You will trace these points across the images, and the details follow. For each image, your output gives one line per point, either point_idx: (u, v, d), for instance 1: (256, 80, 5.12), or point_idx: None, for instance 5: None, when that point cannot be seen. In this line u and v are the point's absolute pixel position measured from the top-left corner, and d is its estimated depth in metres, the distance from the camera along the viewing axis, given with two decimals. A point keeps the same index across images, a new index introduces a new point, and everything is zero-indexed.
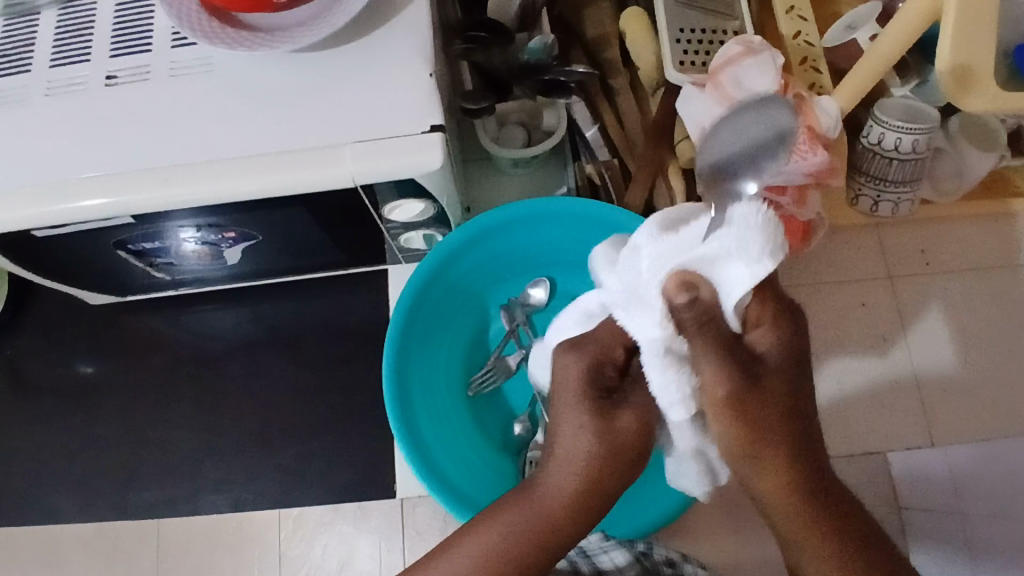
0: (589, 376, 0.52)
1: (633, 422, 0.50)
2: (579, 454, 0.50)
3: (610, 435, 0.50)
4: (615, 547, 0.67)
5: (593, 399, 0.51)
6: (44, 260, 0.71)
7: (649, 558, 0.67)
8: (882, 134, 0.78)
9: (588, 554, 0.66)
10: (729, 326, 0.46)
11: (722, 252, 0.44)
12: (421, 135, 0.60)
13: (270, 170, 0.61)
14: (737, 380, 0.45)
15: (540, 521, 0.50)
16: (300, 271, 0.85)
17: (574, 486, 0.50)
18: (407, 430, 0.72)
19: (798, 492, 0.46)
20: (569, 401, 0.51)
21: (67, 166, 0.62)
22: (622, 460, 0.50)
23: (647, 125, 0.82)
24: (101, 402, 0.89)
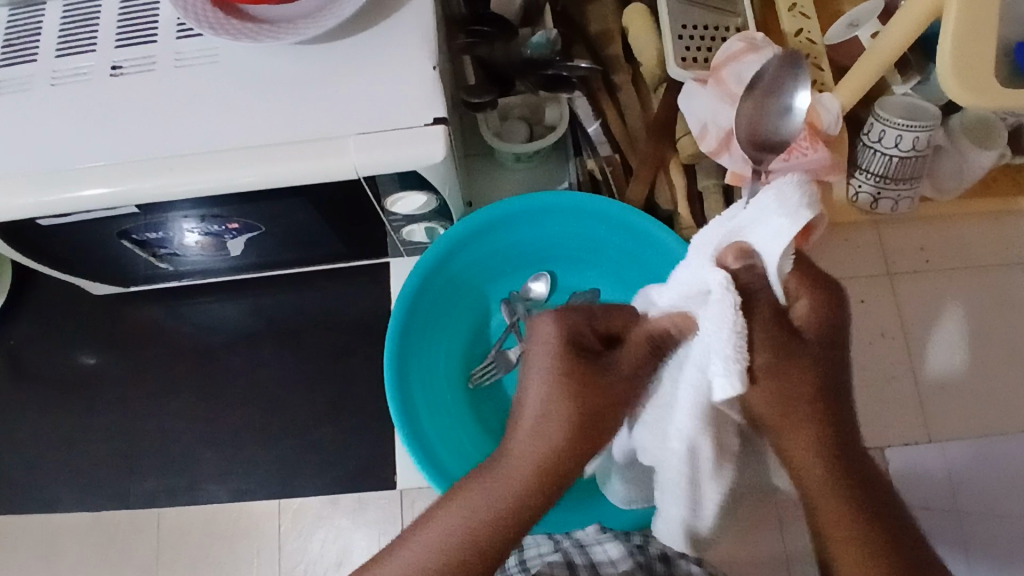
0: (567, 341, 0.49)
1: (600, 390, 0.48)
2: (542, 434, 0.48)
3: (571, 417, 0.48)
4: (610, 539, 0.68)
5: (567, 367, 0.48)
6: (48, 248, 0.71)
7: (644, 553, 0.67)
8: (883, 131, 0.78)
9: (583, 545, 0.68)
10: (776, 297, 0.45)
11: (760, 217, 0.44)
12: (424, 128, 0.61)
13: (274, 161, 0.61)
14: (783, 333, 0.45)
15: (501, 502, 0.48)
16: (302, 263, 0.85)
17: (534, 467, 0.48)
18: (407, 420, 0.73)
19: (832, 470, 0.46)
20: (541, 372, 0.49)
21: (71, 155, 0.62)
22: (591, 446, 0.48)
23: (648, 121, 0.84)
24: (102, 392, 0.90)
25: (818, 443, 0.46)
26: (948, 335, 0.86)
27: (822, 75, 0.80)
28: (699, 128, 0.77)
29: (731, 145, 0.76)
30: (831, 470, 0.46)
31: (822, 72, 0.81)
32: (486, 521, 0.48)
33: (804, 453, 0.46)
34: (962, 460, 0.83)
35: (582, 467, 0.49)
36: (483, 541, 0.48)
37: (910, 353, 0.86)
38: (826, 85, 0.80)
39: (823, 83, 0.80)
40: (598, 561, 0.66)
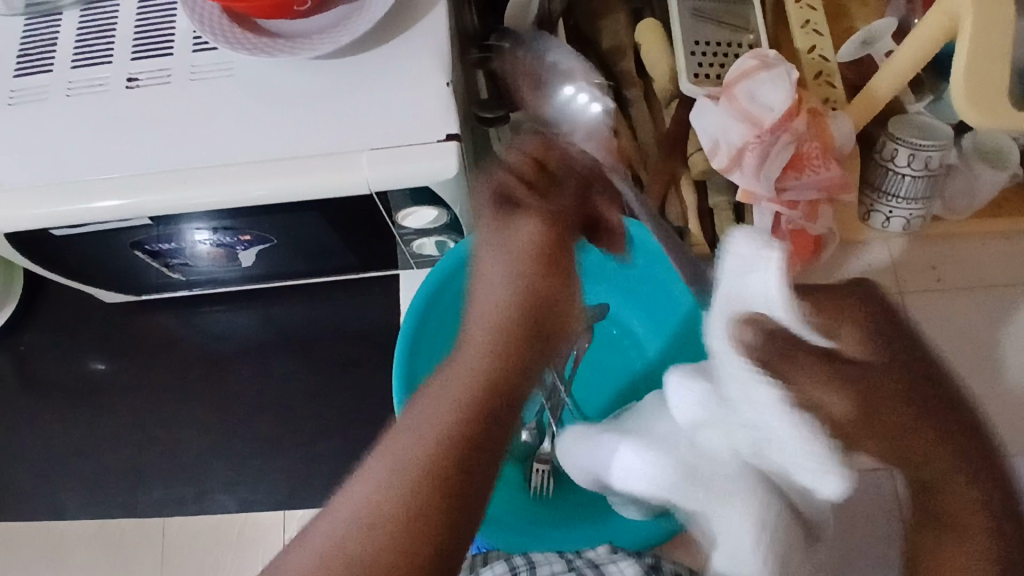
0: (492, 186, 0.56)
1: (532, 229, 0.52)
2: (495, 291, 0.50)
3: (514, 250, 0.51)
4: (624, 558, 0.69)
5: (494, 212, 0.54)
6: (61, 258, 0.71)
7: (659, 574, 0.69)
8: (896, 150, 0.78)
9: (597, 565, 0.69)
10: (816, 345, 0.47)
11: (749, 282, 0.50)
12: (437, 144, 0.61)
13: (288, 174, 0.61)
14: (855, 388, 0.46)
15: (463, 379, 0.46)
16: (312, 274, 0.85)
17: (489, 344, 0.48)
18: None
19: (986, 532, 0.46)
20: (489, 228, 0.53)
21: (87, 166, 0.63)
22: (541, 280, 0.50)
23: (659, 136, 0.84)
24: (111, 400, 0.90)
25: (959, 481, 0.46)
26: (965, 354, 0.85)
27: (835, 93, 0.80)
28: (711, 144, 0.77)
29: (742, 162, 0.75)
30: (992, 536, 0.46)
31: (835, 89, 0.80)
32: (456, 417, 0.44)
33: (957, 496, 0.46)
34: None
35: (541, 308, 0.49)
36: (452, 445, 0.43)
37: None
38: (840, 103, 0.79)
39: (836, 101, 0.80)
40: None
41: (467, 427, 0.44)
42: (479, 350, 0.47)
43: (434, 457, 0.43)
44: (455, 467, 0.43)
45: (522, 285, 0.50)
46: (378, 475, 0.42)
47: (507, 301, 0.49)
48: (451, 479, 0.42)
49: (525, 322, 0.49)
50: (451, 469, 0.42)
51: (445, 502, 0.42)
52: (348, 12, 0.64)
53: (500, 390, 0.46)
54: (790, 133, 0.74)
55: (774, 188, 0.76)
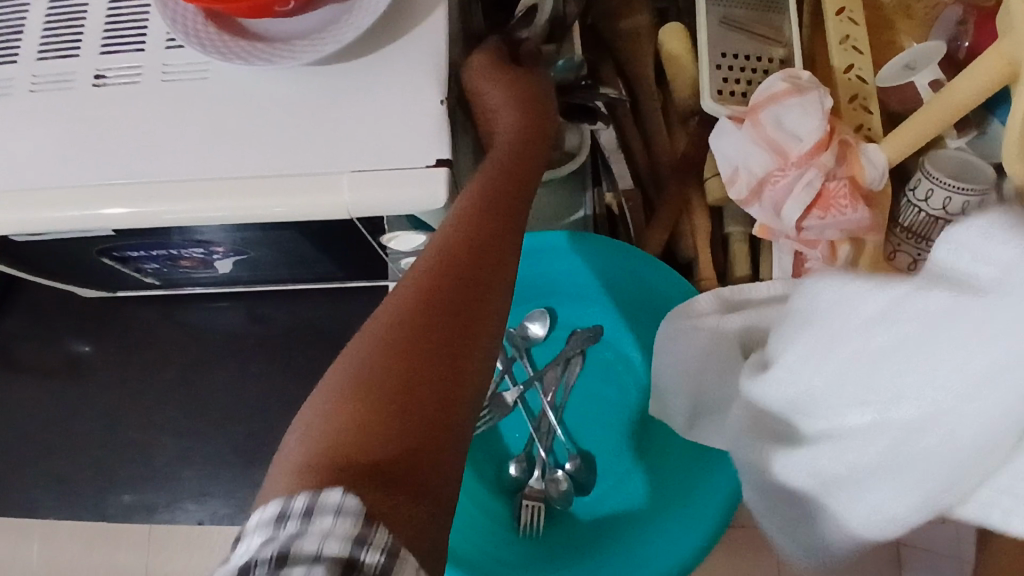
0: (497, 53, 0.63)
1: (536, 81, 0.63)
2: (508, 121, 0.60)
3: (527, 94, 0.62)
4: None
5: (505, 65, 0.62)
6: (25, 260, 0.67)
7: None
8: (931, 190, 0.72)
9: None
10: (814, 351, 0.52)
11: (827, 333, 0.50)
12: (425, 170, 0.55)
13: (261, 195, 0.56)
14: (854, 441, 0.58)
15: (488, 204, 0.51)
16: (296, 281, 0.81)
17: (449, 239, 0.47)
18: None
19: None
20: (496, 77, 0.60)
21: (48, 172, 0.58)
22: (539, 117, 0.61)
23: (674, 156, 0.78)
24: (89, 395, 0.88)
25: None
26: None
27: (870, 120, 0.73)
28: (730, 172, 0.71)
29: (763, 194, 0.70)
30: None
31: (871, 116, 0.74)
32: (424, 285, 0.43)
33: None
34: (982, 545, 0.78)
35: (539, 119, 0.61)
36: (432, 336, 0.40)
37: None
38: (875, 133, 0.73)
39: (871, 130, 0.73)
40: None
41: (434, 312, 0.42)
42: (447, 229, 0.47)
43: (382, 353, 0.39)
44: (413, 358, 0.39)
45: (517, 120, 0.60)
46: (345, 366, 0.40)
47: (511, 113, 0.60)
48: (425, 374, 0.39)
49: (492, 206, 0.50)
50: (431, 368, 0.39)
51: (419, 401, 0.38)
52: (336, 15, 0.57)
53: (476, 297, 0.44)
54: (817, 168, 0.67)
55: (793, 226, 0.70)
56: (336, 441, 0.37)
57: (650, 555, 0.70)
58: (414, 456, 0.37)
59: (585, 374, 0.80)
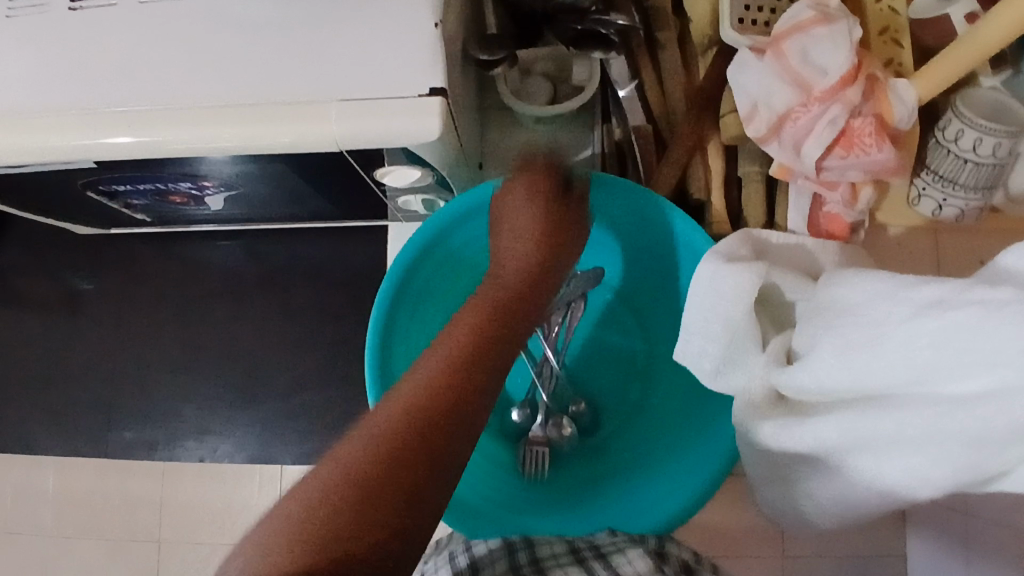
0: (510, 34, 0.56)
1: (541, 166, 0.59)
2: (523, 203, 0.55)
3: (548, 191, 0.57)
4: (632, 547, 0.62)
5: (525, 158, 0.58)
6: (12, 195, 0.65)
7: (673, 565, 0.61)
8: (961, 130, 0.67)
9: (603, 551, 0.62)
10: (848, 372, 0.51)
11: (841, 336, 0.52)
12: (419, 99, 0.52)
13: (246, 126, 0.53)
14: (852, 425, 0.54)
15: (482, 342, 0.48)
16: (293, 220, 0.79)
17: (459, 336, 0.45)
18: None
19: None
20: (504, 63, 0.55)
21: (26, 101, 0.55)
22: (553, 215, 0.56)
23: (690, 90, 0.73)
24: (88, 332, 0.88)
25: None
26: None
27: (901, 54, 0.68)
28: (748, 108, 0.67)
29: (782, 132, 0.66)
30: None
31: (902, 49, 0.68)
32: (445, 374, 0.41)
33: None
34: None
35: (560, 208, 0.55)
36: (440, 408, 0.40)
37: None
38: (905, 68, 0.68)
39: (901, 64, 0.68)
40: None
41: (459, 381, 0.41)
42: (468, 327, 0.45)
43: (397, 427, 0.38)
44: (445, 415, 0.39)
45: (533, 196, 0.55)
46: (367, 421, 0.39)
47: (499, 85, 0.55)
48: (441, 413, 0.39)
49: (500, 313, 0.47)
50: (452, 422, 0.39)
51: (437, 430, 0.39)
52: None
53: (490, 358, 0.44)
54: (842, 104, 0.62)
55: (814, 167, 0.65)
56: (333, 527, 0.34)
57: (659, 497, 0.69)
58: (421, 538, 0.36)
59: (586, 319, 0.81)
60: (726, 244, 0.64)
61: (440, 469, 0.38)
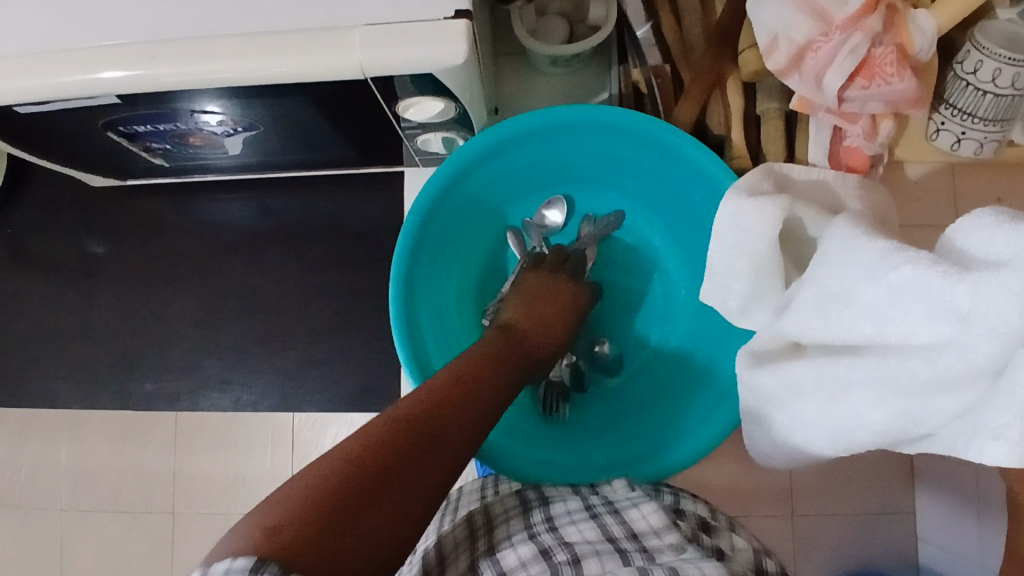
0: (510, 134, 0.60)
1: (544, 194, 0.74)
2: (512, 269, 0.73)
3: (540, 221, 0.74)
4: (647, 502, 0.62)
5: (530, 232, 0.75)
6: (28, 137, 0.65)
7: (684, 521, 0.63)
8: (980, 62, 0.66)
9: (617, 508, 0.63)
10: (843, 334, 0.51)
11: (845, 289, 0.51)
12: (443, 23, 0.51)
13: (270, 52, 0.52)
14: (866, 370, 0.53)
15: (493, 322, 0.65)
16: (309, 166, 0.79)
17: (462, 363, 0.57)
18: (419, 367, 0.68)
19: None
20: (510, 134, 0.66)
21: (40, 30, 0.54)
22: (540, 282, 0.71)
23: (709, 27, 0.72)
24: (106, 287, 0.89)
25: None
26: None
27: None
28: (768, 41, 0.65)
29: (803, 64, 0.65)
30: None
31: None
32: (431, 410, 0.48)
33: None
34: None
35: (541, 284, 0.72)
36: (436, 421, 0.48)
37: None
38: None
39: None
40: (639, 532, 0.59)
41: (447, 424, 0.48)
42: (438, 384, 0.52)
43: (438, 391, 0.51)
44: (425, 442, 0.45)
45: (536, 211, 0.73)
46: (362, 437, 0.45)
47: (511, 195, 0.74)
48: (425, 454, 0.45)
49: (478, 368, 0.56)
50: (426, 456, 0.45)
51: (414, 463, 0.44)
52: None
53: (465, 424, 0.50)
54: (863, 32, 0.62)
55: (835, 99, 0.65)
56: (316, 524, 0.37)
57: (700, 424, 0.69)
58: (397, 489, 0.42)
59: (609, 267, 0.81)
60: (748, 179, 0.62)
61: (418, 479, 0.43)
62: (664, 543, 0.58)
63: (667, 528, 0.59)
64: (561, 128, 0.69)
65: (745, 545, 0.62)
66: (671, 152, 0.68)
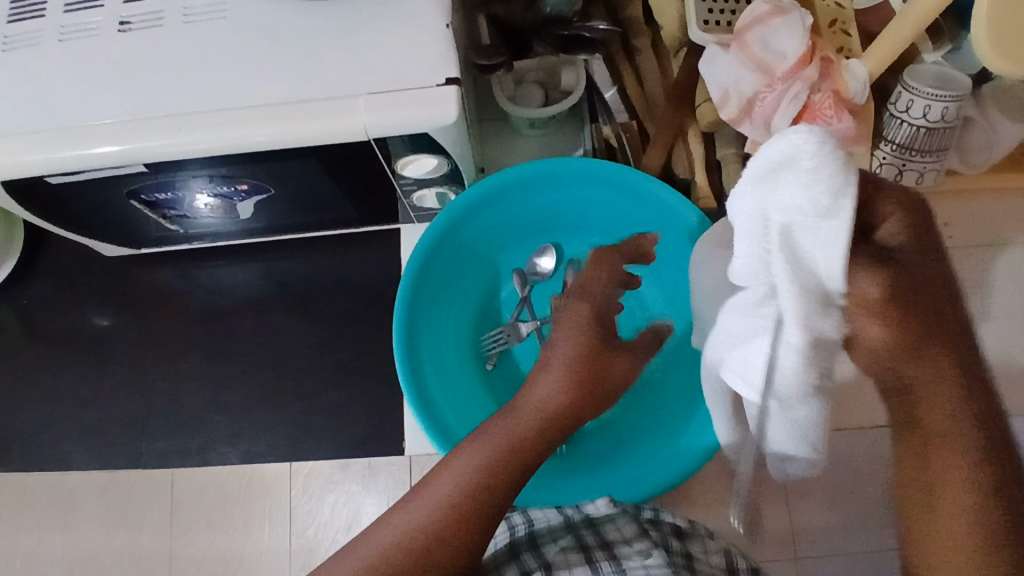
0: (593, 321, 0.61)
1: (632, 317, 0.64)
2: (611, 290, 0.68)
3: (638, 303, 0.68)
4: (621, 516, 0.69)
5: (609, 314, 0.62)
6: (54, 207, 0.71)
7: (657, 529, 0.68)
8: (911, 101, 0.76)
9: (594, 522, 0.69)
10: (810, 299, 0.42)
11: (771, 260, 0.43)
12: (436, 88, 0.59)
13: (283, 120, 0.60)
14: (897, 278, 0.42)
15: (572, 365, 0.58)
16: (313, 227, 0.85)
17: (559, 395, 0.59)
18: (422, 403, 0.73)
19: (958, 383, 0.43)
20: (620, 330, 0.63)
21: (80, 111, 0.61)
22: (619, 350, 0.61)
23: (668, 86, 0.80)
24: (115, 354, 0.93)
25: (962, 474, 0.43)
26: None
27: (850, 42, 0.77)
28: (720, 94, 0.74)
29: (752, 112, 0.73)
30: (919, 359, 0.43)
31: (851, 38, 0.77)
32: (510, 455, 0.54)
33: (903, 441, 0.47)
34: None
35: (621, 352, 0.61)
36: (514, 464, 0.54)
37: None
38: (855, 52, 0.77)
39: (851, 50, 0.77)
40: (612, 541, 0.66)
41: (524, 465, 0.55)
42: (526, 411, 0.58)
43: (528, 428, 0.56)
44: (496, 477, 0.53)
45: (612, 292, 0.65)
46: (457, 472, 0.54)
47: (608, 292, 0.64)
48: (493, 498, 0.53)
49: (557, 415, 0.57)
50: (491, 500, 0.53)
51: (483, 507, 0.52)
52: None
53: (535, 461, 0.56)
54: (802, 82, 0.71)
55: None
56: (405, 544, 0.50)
57: (682, 449, 0.77)
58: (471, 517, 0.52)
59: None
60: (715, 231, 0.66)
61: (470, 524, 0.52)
62: (633, 549, 0.64)
63: (637, 537, 0.66)
64: (544, 178, 0.77)
65: (716, 548, 0.68)
66: (645, 195, 0.76)
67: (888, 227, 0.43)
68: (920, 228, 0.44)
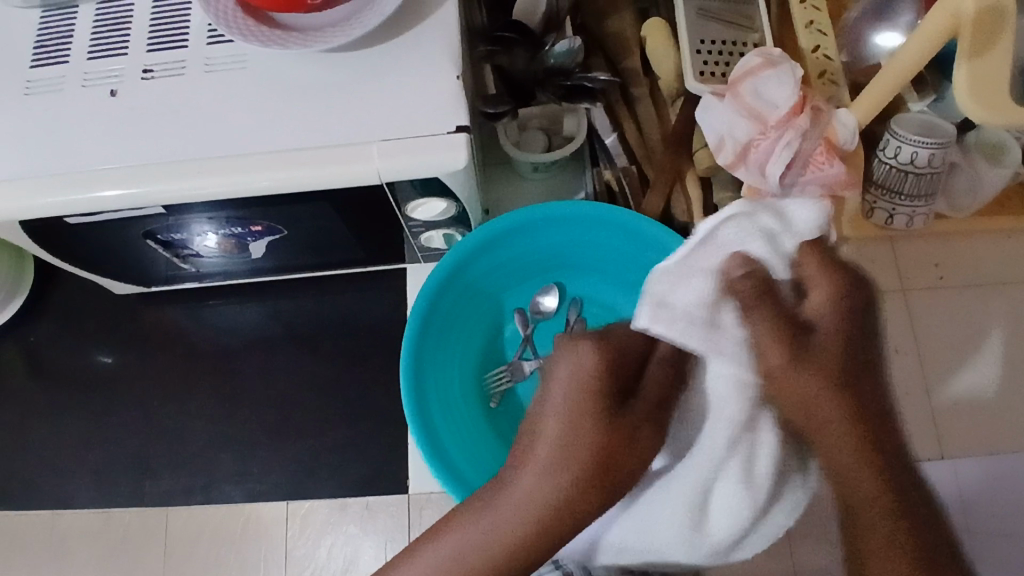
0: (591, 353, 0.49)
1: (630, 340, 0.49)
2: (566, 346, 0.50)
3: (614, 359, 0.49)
4: None
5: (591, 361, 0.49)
6: (67, 244, 0.73)
7: None
8: (899, 147, 0.79)
9: None
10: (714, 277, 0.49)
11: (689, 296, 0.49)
12: (447, 136, 0.62)
13: (297, 165, 0.62)
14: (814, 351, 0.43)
15: (564, 450, 0.47)
16: (321, 267, 0.88)
17: (553, 459, 0.47)
18: (430, 440, 0.74)
19: (836, 415, 0.43)
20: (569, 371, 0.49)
21: (100, 155, 0.64)
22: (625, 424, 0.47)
23: (666, 133, 0.84)
24: (118, 392, 0.94)
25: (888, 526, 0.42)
26: (948, 368, 0.90)
27: (838, 92, 0.80)
28: (717, 141, 0.76)
29: (747, 158, 0.75)
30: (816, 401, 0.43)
31: (838, 88, 0.81)
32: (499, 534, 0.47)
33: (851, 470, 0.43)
34: (977, 487, 0.86)
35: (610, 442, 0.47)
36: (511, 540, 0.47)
37: (924, 369, 0.89)
38: (842, 102, 0.79)
39: (838, 100, 0.80)
40: None
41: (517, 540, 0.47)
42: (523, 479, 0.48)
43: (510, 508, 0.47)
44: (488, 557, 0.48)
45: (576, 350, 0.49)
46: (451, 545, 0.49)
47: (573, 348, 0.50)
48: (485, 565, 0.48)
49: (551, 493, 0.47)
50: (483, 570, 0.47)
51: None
52: (360, 7, 0.65)
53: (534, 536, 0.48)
54: (795, 130, 0.73)
55: (778, 184, 0.75)
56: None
57: None
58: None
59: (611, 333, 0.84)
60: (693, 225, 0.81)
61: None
62: None
63: None
64: (549, 219, 0.79)
65: None
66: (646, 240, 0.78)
67: (811, 300, 0.45)
68: (841, 303, 0.44)
